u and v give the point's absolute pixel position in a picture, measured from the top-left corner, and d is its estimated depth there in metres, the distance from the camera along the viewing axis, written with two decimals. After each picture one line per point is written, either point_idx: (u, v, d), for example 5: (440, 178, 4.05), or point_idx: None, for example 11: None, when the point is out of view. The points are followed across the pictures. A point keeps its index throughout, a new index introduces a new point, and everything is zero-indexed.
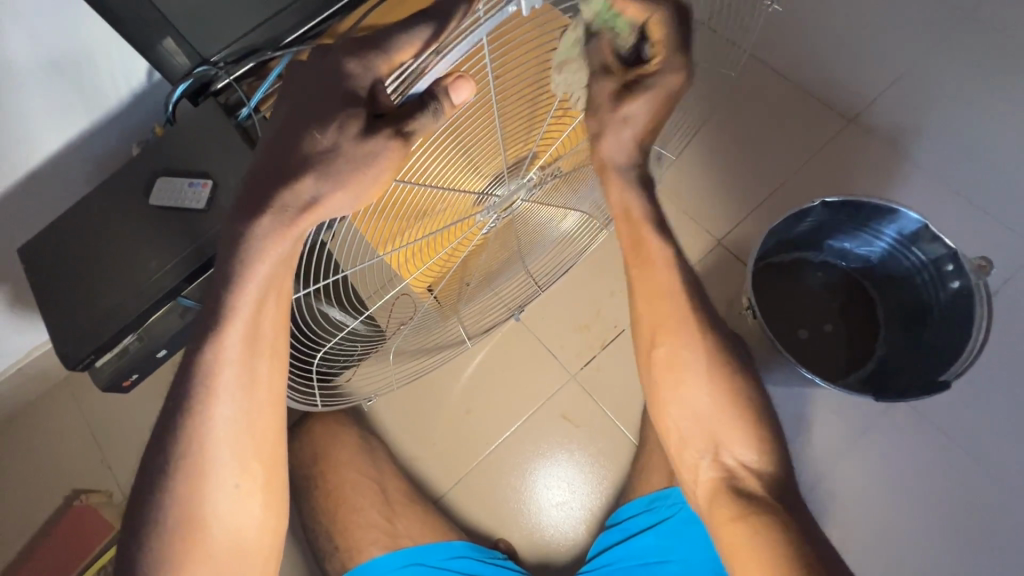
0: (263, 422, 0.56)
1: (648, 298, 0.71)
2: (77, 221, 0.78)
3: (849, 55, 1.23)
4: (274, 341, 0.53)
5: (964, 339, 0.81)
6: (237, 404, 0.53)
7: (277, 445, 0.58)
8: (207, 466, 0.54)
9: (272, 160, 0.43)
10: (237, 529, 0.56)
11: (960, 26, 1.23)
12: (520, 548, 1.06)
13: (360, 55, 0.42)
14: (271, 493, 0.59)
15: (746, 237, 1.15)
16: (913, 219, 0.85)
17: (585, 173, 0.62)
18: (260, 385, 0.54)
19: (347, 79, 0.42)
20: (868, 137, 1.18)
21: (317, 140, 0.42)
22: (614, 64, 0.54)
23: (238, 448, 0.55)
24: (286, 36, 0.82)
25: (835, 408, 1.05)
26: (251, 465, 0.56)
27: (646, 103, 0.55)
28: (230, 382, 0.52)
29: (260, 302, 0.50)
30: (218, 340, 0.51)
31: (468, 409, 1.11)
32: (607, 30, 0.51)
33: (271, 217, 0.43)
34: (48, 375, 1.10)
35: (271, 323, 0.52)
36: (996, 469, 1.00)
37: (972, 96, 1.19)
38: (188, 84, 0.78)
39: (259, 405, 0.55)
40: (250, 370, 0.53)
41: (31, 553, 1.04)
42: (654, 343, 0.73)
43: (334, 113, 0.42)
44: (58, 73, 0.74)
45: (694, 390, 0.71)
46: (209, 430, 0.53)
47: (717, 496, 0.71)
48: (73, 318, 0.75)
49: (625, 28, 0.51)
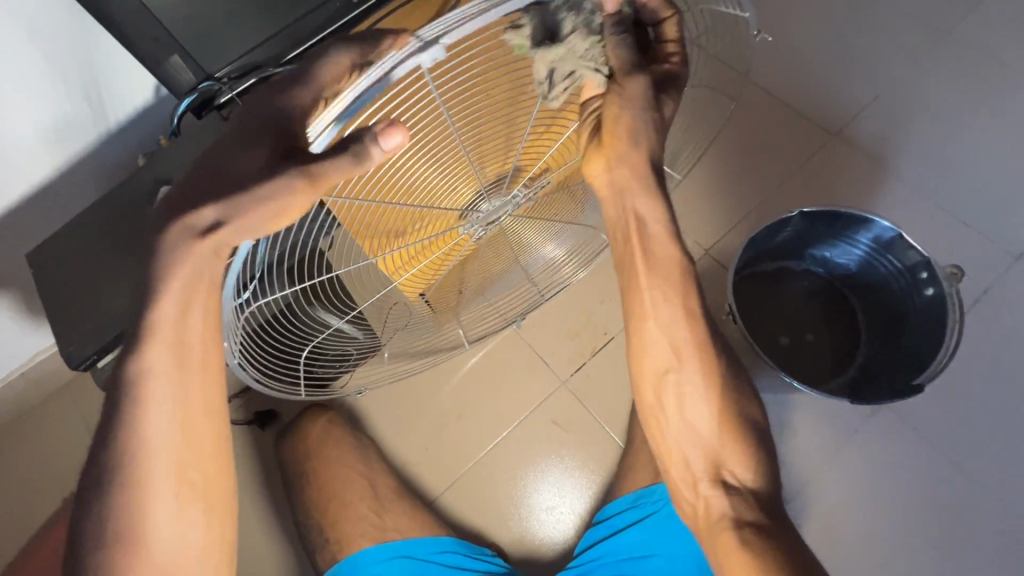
0: (200, 428, 0.57)
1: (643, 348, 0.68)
2: (84, 226, 0.82)
3: (834, 72, 1.27)
4: (201, 348, 0.54)
5: (938, 345, 0.84)
6: (168, 413, 0.55)
7: (218, 452, 0.59)
8: (145, 474, 0.55)
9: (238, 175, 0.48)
10: (181, 531, 0.57)
11: (942, 45, 1.28)
12: (510, 550, 1.07)
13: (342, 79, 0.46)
14: (212, 496, 0.60)
15: (733, 246, 1.18)
16: (887, 228, 0.88)
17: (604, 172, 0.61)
18: (190, 390, 0.56)
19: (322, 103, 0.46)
20: (852, 151, 1.22)
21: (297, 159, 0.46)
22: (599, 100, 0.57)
23: (174, 450, 0.56)
24: (287, 52, 0.85)
25: (819, 412, 1.07)
26: (188, 472, 0.57)
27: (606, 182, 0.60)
28: (161, 390, 0.54)
29: (186, 303, 0.51)
30: (149, 345, 0.53)
31: (459, 413, 1.13)
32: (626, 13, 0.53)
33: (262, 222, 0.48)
34: (50, 379, 1.13)
35: (199, 326, 0.53)
36: (978, 474, 1.02)
37: (953, 111, 1.23)
38: (193, 98, 0.82)
39: (192, 412, 0.56)
40: (182, 379, 0.55)
41: (28, 554, 1.06)
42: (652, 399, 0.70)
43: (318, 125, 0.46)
44: (68, 85, 0.78)
45: (696, 404, 0.68)
46: (144, 438, 0.54)
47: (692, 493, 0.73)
48: (76, 315, 0.78)
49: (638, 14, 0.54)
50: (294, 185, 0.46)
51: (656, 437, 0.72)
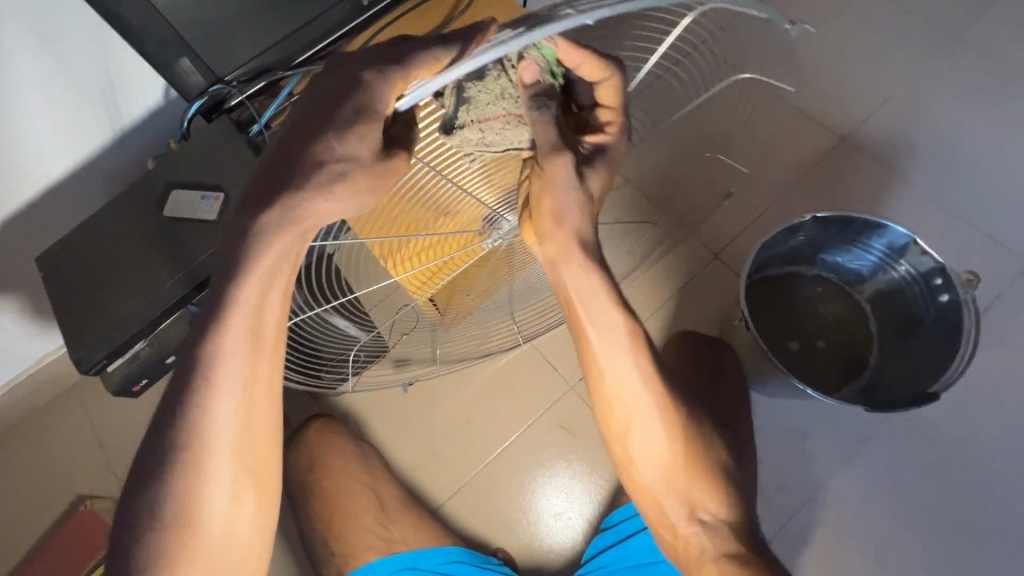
0: (263, 418, 0.55)
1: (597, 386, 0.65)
2: (93, 232, 0.81)
3: (844, 75, 1.27)
4: (276, 332, 0.53)
5: (953, 352, 0.83)
6: (238, 399, 0.53)
7: (273, 449, 0.57)
8: (205, 472, 0.53)
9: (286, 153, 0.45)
10: (234, 523, 0.56)
11: (952, 48, 1.27)
12: (518, 557, 1.07)
13: (375, 66, 0.44)
14: (264, 494, 0.58)
15: (743, 251, 1.17)
16: (901, 234, 0.87)
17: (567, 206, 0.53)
18: (260, 378, 0.53)
19: (362, 85, 0.44)
20: (862, 155, 1.21)
21: (335, 149, 0.44)
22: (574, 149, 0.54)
23: (240, 438, 0.54)
24: (297, 56, 0.85)
25: (828, 422, 1.06)
26: (248, 462, 0.55)
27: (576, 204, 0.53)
28: (233, 373, 0.52)
29: (264, 286, 0.49)
30: (222, 329, 0.50)
31: (467, 419, 1.12)
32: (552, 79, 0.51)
33: (278, 210, 0.46)
34: (57, 382, 1.13)
35: (274, 314, 0.52)
36: (992, 484, 1.00)
37: (964, 116, 1.22)
38: (203, 101, 0.81)
39: (260, 403, 0.54)
40: (255, 365, 0.52)
41: (35, 558, 1.06)
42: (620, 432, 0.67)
43: (347, 117, 0.44)
44: (78, 88, 0.77)
45: (646, 424, 0.65)
46: (211, 425, 0.52)
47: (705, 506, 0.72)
48: (83, 322, 0.78)
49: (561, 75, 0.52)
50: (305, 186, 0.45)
51: (629, 472, 0.70)
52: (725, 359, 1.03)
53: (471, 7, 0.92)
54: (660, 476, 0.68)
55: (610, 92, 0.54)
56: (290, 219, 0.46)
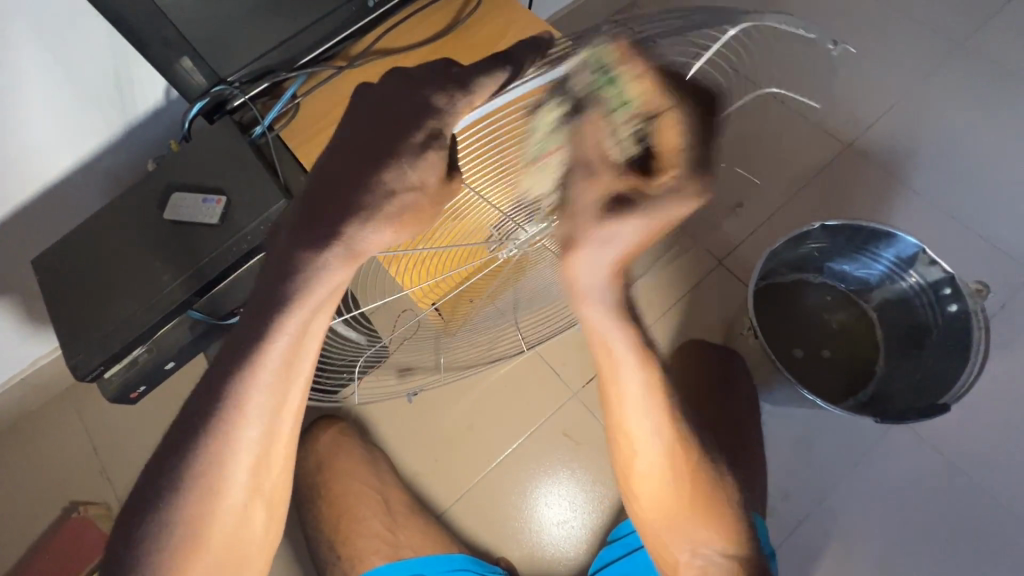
0: (283, 443, 0.55)
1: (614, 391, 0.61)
2: (92, 235, 0.79)
3: (848, 81, 1.26)
4: (309, 363, 0.50)
5: (962, 362, 0.82)
6: (262, 427, 0.51)
7: (287, 463, 0.57)
8: (217, 491, 0.53)
9: (353, 176, 0.39)
10: (242, 536, 0.57)
11: (956, 56, 1.27)
12: (521, 566, 1.06)
13: (444, 89, 0.38)
14: (274, 505, 0.59)
15: (747, 257, 1.16)
16: (910, 244, 0.87)
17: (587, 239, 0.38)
18: (286, 408, 0.52)
19: (432, 110, 0.38)
20: (868, 162, 1.21)
21: (405, 175, 0.39)
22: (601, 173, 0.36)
23: (257, 462, 0.54)
24: (301, 57, 0.85)
25: (834, 430, 1.05)
26: (261, 483, 0.56)
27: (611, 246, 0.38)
28: (260, 403, 0.50)
29: (305, 321, 0.46)
30: (257, 361, 0.47)
31: (469, 426, 1.11)
32: (603, 103, 0.35)
33: (340, 246, 0.41)
34: (50, 386, 1.10)
35: (312, 346, 0.49)
36: (999, 494, 1.00)
37: (968, 124, 1.22)
38: (205, 101, 0.80)
39: (280, 427, 0.53)
40: (281, 394, 0.50)
41: (28, 565, 1.04)
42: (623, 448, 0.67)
43: (418, 143, 0.38)
44: (78, 87, 0.76)
45: (649, 437, 0.64)
46: (230, 451, 0.51)
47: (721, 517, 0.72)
48: (81, 326, 0.76)
49: (624, 100, 0.34)
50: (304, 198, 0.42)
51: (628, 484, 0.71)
52: (736, 379, 1.02)
53: (477, 8, 0.90)
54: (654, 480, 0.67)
55: (670, 133, 0.34)
56: (354, 252, 0.41)
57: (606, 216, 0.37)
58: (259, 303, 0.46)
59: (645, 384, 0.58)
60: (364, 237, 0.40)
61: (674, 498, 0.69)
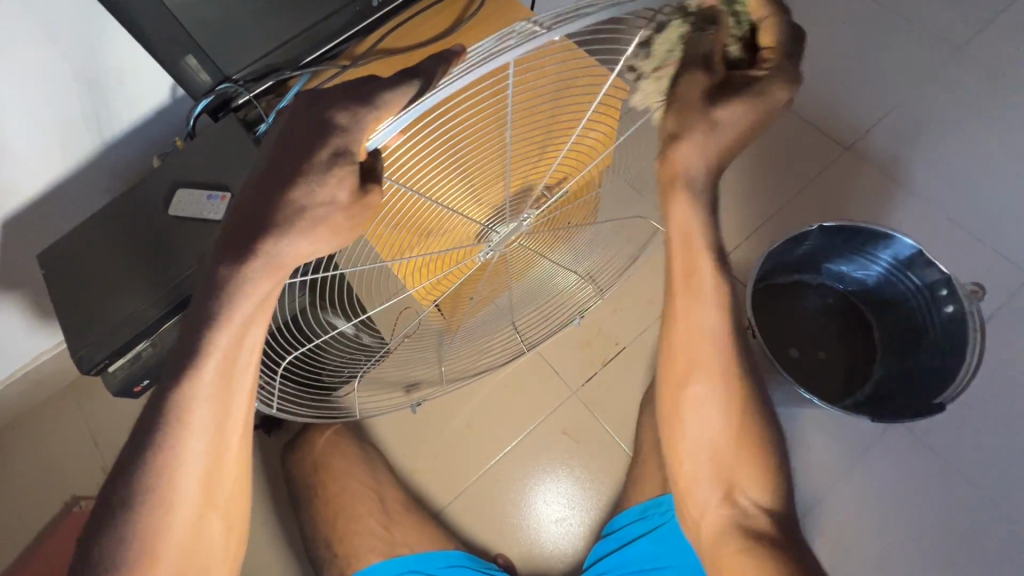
0: (234, 452, 0.57)
1: (689, 332, 0.68)
2: (96, 231, 0.80)
3: (848, 83, 1.27)
4: (248, 378, 0.53)
5: (958, 362, 0.83)
6: (209, 437, 0.54)
7: (240, 473, 0.60)
8: (176, 500, 0.54)
9: (267, 192, 0.42)
10: (200, 544, 0.58)
11: (956, 60, 1.28)
12: (518, 562, 1.06)
13: (346, 106, 0.40)
14: (232, 512, 0.60)
15: (747, 258, 1.17)
16: (907, 245, 0.88)
17: (693, 133, 0.51)
18: (232, 418, 0.54)
19: (335, 128, 0.40)
20: (867, 164, 1.22)
21: (314, 193, 0.41)
22: (716, 64, 0.50)
23: (210, 470, 0.56)
24: (305, 56, 0.85)
25: (831, 431, 1.06)
26: (214, 492, 0.57)
27: (693, 145, 0.52)
28: (205, 415, 0.52)
29: (243, 331, 0.49)
30: (195, 376, 0.50)
31: (469, 423, 1.12)
32: (726, 20, 0.50)
33: (260, 259, 0.44)
34: (53, 380, 1.11)
35: (248, 360, 0.51)
36: (994, 496, 1.01)
37: (967, 127, 1.23)
38: (210, 99, 0.81)
39: (228, 437, 0.55)
40: (223, 406, 0.53)
41: (29, 558, 1.05)
42: (682, 381, 0.70)
43: (324, 161, 0.40)
44: (85, 84, 0.77)
45: (704, 379, 0.69)
46: (179, 462, 0.53)
47: (756, 514, 0.70)
48: (84, 320, 0.77)
49: (746, 12, 0.50)
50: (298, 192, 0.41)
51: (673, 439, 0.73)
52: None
53: (480, 10, 0.91)
54: (712, 434, 0.70)
55: (768, 31, 0.50)
56: (273, 265, 0.45)
57: (712, 105, 0.50)
58: (227, 297, 0.46)
59: (716, 325, 0.67)
60: (284, 249, 0.43)
61: (712, 457, 0.71)
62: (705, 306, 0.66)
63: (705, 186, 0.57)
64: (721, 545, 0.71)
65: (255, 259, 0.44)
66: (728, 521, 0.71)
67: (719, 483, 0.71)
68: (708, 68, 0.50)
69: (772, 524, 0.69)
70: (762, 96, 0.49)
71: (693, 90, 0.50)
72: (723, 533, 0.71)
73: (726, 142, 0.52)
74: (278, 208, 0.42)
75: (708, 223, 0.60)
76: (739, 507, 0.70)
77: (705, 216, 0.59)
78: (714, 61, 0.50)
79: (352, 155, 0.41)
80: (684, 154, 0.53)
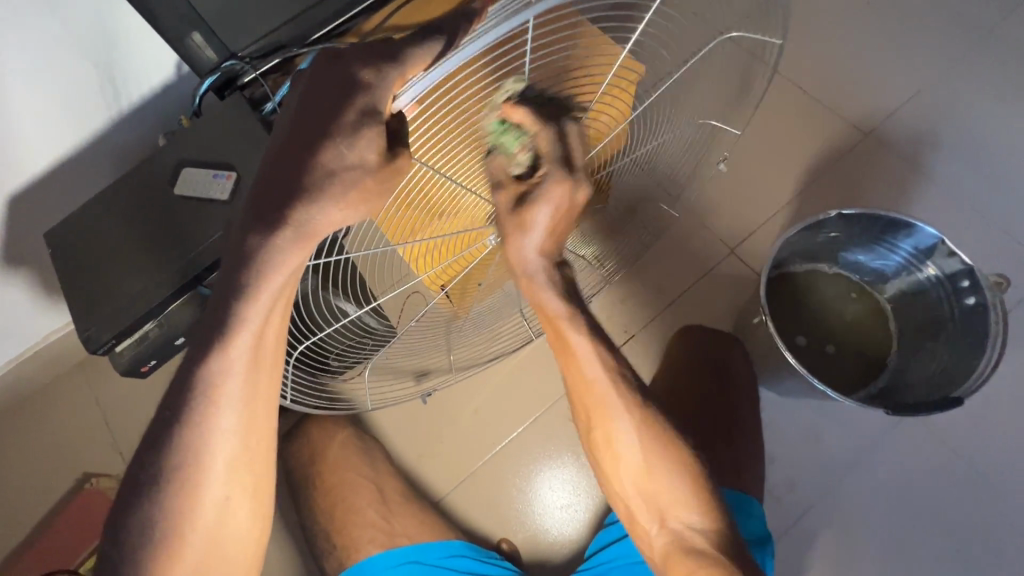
0: (260, 432, 0.57)
1: (577, 384, 0.67)
2: (100, 212, 0.80)
3: (870, 67, 1.23)
4: (275, 349, 0.53)
5: (977, 356, 0.81)
6: (239, 412, 0.54)
7: (268, 457, 0.59)
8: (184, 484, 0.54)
9: (285, 163, 0.42)
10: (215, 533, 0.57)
11: (985, 43, 1.23)
12: (521, 547, 1.07)
13: (366, 62, 0.41)
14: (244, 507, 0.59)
15: (761, 246, 1.15)
16: (930, 234, 0.85)
17: (513, 238, 0.53)
18: (261, 392, 0.55)
19: (345, 96, 0.41)
20: (886, 151, 1.18)
21: (345, 155, 0.41)
22: (507, 178, 0.53)
23: (238, 449, 0.55)
24: (311, 34, 0.82)
25: (845, 424, 1.04)
26: (241, 470, 0.56)
27: (541, 212, 0.51)
28: (236, 389, 0.52)
29: (269, 310, 0.50)
30: (224, 352, 0.50)
31: (474, 408, 1.11)
32: (499, 147, 0.52)
33: (292, 228, 0.43)
34: (63, 359, 1.12)
35: (275, 333, 0.52)
36: (1008, 492, 0.99)
37: (992, 114, 1.18)
38: (215, 77, 0.78)
39: (258, 414, 0.55)
40: (252, 380, 0.53)
41: (41, 534, 1.07)
42: (590, 427, 0.69)
43: (352, 122, 0.41)
44: (91, 59, 0.75)
45: (619, 421, 0.66)
46: (212, 441, 0.53)
47: (694, 537, 0.67)
48: (90, 302, 0.77)
49: (515, 142, 0.51)
50: (306, 174, 0.42)
51: (608, 485, 0.73)
52: (733, 362, 1.01)
53: None
54: (639, 483, 0.68)
55: (542, 142, 0.49)
56: (305, 231, 0.43)
57: (517, 214, 0.52)
58: (246, 272, 0.46)
59: (600, 371, 0.64)
60: (317, 216, 0.42)
61: (648, 500, 0.69)
62: (585, 358, 0.64)
63: (550, 268, 0.57)
64: (668, 565, 0.67)
65: (286, 229, 0.43)
66: (672, 546, 0.68)
67: (650, 512, 0.69)
68: (504, 183, 0.53)
69: (713, 547, 0.66)
70: (549, 196, 0.50)
71: (504, 205, 0.53)
72: (670, 558, 0.67)
73: (550, 230, 0.53)
74: (311, 174, 0.42)
75: (562, 295, 0.59)
76: (674, 532, 0.68)
77: (557, 290, 0.59)
78: (504, 177, 0.53)
79: (380, 112, 0.41)
80: (515, 250, 0.55)
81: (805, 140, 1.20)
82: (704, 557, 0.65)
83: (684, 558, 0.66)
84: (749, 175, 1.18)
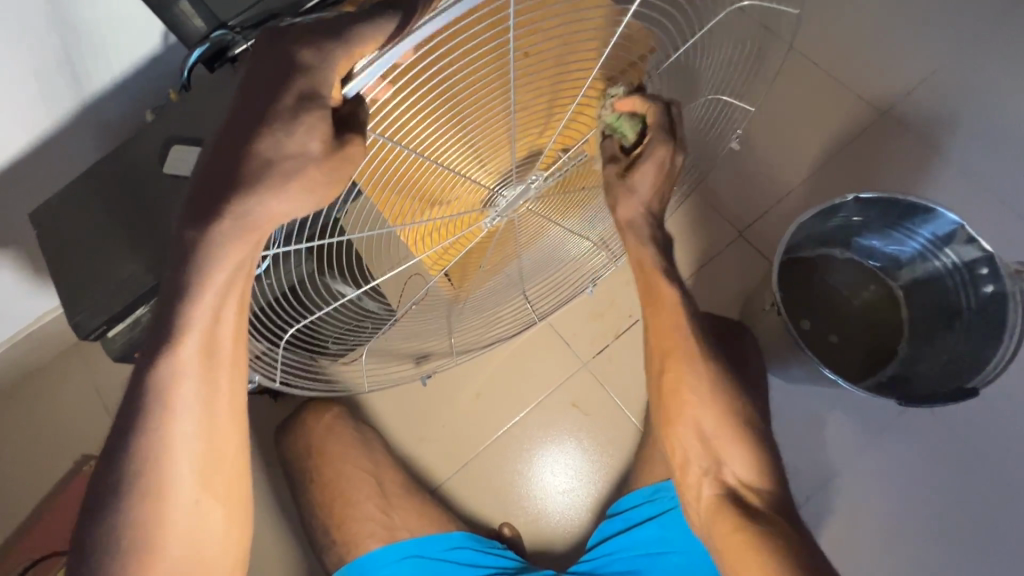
0: (228, 424, 0.55)
1: (657, 332, 0.69)
2: (83, 196, 0.76)
3: (889, 41, 1.18)
4: (236, 346, 0.51)
5: (993, 348, 0.80)
6: (196, 420, 0.52)
7: (240, 455, 0.58)
8: (167, 484, 0.52)
9: (262, 149, 0.39)
10: (203, 537, 0.55)
11: (1008, 17, 1.18)
12: (523, 535, 1.06)
13: (348, 34, 0.38)
14: (232, 501, 0.58)
15: (768, 230, 1.12)
16: (949, 221, 0.82)
17: (621, 200, 0.63)
18: (220, 400, 0.53)
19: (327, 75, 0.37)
20: (903, 131, 1.14)
21: (281, 145, 0.39)
22: (619, 154, 0.63)
23: (205, 451, 0.54)
24: (308, 1, 0.74)
25: (848, 412, 1.03)
26: (215, 470, 0.55)
27: (646, 175, 0.61)
28: (190, 396, 0.51)
29: (217, 308, 0.47)
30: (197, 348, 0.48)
31: (476, 393, 1.10)
32: (614, 130, 0.62)
33: (261, 220, 0.41)
34: (54, 342, 1.09)
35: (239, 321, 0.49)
36: (1012, 480, 0.98)
37: (1013, 92, 1.14)
38: (204, 48, 0.71)
39: (218, 421, 0.54)
40: (211, 383, 0.51)
41: (39, 516, 1.06)
42: (660, 371, 0.69)
43: (289, 108, 0.38)
44: (71, 33, 0.70)
45: (695, 372, 0.67)
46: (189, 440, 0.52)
47: (748, 493, 0.66)
48: (78, 287, 0.74)
49: (627, 128, 0.61)
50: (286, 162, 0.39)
51: (664, 431, 0.71)
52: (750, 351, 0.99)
53: None
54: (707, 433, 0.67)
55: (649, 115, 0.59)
56: (242, 227, 0.41)
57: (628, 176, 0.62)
58: (211, 269, 0.43)
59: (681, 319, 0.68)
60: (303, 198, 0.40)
61: (719, 448, 0.67)
62: (670, 307, 0.68)
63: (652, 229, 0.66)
64: (714, 524, 0.66)
65: (223, 222, 0.41)
66: (722, 499, 0.67)
67: (706, 461, 0.68)
68: (617, 158, 0.63)
69: (767, 509, 0.65)
70: (654, 158, 0.59)
71: (611, 174, 0.63)
72: (716, 516, 0.66)
73: (650, 195, 0.63)
74: (283, 166, 0.39)
75: (659, 251, 0.67)
76: (727, 486, 0.67)
77: (656, 248, 0.66)
78: (617, 153, 0.63)
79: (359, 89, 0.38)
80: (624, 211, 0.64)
81: (819, 118, 1.15)
82: (759, 515, 0.65)
83: (730, 512, 0.66)
84: (761, 149, 1.15)
